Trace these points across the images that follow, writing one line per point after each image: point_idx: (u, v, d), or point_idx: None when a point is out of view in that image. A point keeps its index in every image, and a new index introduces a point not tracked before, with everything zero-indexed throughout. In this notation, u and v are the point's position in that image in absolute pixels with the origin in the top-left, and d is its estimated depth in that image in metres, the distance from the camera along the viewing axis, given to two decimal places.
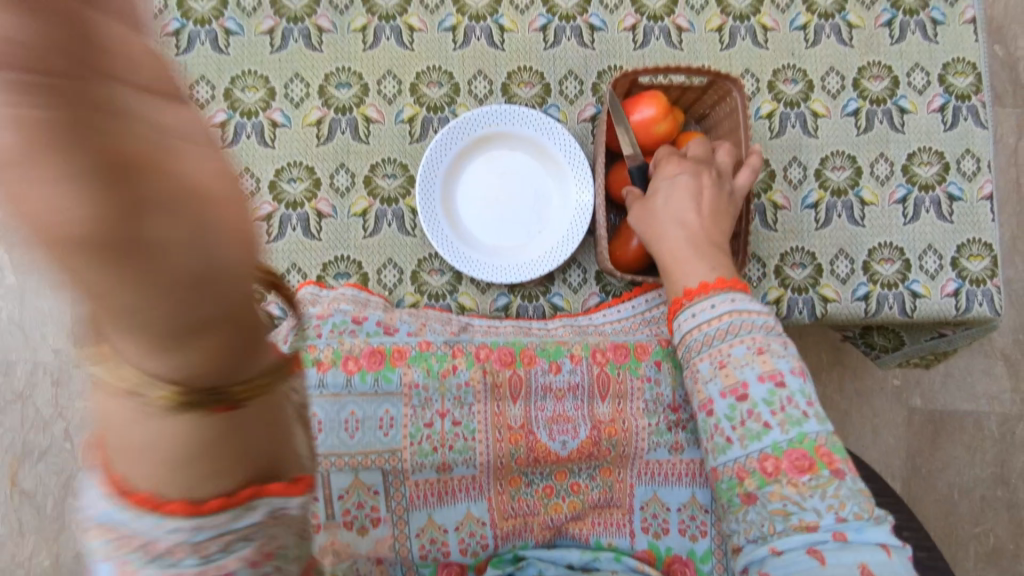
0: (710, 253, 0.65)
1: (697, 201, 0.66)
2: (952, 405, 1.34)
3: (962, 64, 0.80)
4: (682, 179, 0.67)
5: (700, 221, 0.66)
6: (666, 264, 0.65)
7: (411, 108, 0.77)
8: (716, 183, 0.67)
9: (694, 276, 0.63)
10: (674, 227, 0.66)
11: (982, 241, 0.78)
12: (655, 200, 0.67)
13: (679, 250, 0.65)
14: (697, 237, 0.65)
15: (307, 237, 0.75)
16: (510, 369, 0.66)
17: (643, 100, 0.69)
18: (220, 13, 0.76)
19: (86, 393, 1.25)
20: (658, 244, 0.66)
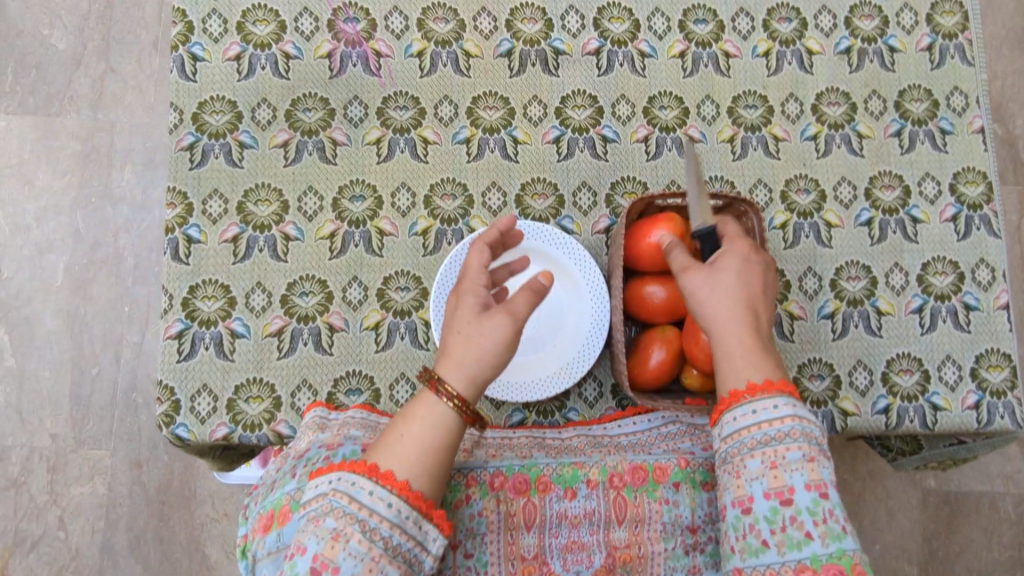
0: (761, 341, 0.58)
1: (750, 284, 0.59)
2: (966, 486, 1.31)
3: (972, 173, 0.80)
4: (736, 257, 0.60)
5: (755, 307, 0.59)
6: (719, 348, 0.58)
7: (424, 220, 0.77)
8: (762, 266, 0.61)
9: (754, 371, 0.56)
10: (731, 312, 0.58)
11: (1000, 351, 0.77)
12: (727, 278, 0.59)
13: (738, 334, 0.57)
14: (753, 326, 0.58)
15: (319, 351, 0.74)
16: (524, 497, 0.61)
17: (658, 223, 0.67)
18: (235, 126, 0.76)
19: (82, 478, 1.22)
20: (710, 324, 0.58)
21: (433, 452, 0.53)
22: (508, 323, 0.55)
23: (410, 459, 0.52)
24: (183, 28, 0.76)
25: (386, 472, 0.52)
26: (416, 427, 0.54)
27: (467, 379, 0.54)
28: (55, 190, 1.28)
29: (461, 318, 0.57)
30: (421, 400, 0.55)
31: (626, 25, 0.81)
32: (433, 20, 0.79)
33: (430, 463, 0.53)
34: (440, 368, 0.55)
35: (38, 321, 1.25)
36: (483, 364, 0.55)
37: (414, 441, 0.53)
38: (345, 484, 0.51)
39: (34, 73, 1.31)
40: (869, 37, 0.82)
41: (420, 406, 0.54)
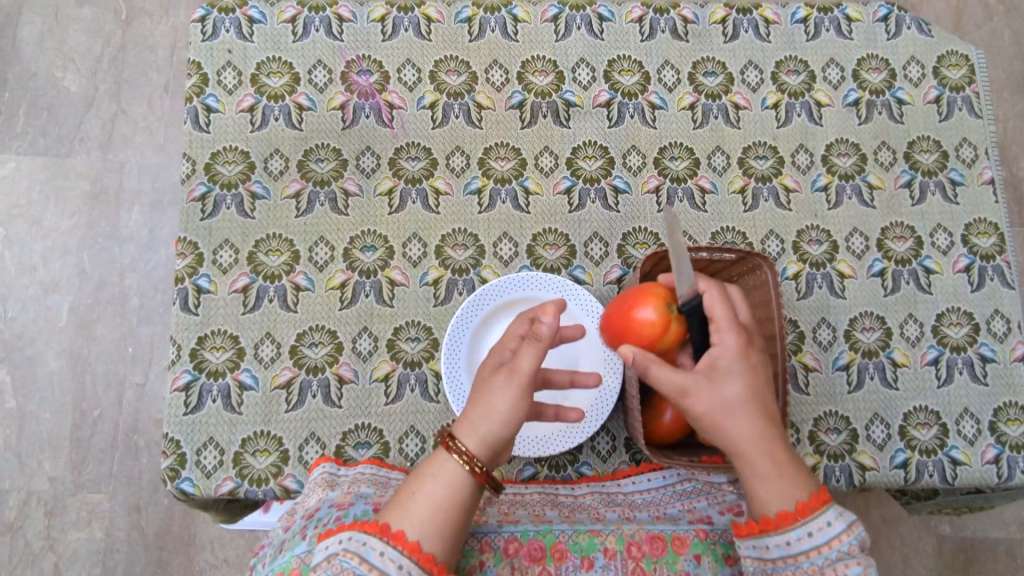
0: (785, 444, 0.57)
1: (756, 391, 0.57)
2: (983, 533, 1.28)
3: (983, 224, 0.80)
4: (734, 363, 0.57)
5: (771, 413, 0.57)
6: (748, 469, 0.56)
7: (435, 270, 0.76)
8: (756, 356, 0.59)
9: (791, 488, 0.55)
10: (753, 435, 0.56)
11: (1018, 405, 0.76)
12: (737, 388, 0.56)
13: (768, 453, 0.56)
14: (776, 434, 0.57)
15: (328, 403, 0.72)
16: (540, 565, 0.58)
17: (644, 299, 0.61)
18: (247, 177, 0.76)
19: (80, 523, 1.19)
20: (734, 450, 0.56)
21: (445, 512, 0.51)
22: (517, 380, 0.54)
23: (421, 520, 0.50)
24: (198, 80, 0.77)
25: (397, 532, 0.49)
26: (429, 484, 0.52)
27: (479, 439, 0.53)
28: (63, 230, 1.29)
29: (480, 375, 0.57)
30: (435, 459, 0.53)
31: (637, 78, 0.81)
32: (445, 72, 0.80)
33: (439, 524, 0.50)
34: (454, 427, 0.54)
35: (41, 362, 1.24)
36: (493, 422, 0.53)
37: (425, 500, 0.51)
38: (355, 544, 0.49)
39: (46, 114, 1.32)
40: (877, 90, 0.83)
41: (433, 464, 0.53)
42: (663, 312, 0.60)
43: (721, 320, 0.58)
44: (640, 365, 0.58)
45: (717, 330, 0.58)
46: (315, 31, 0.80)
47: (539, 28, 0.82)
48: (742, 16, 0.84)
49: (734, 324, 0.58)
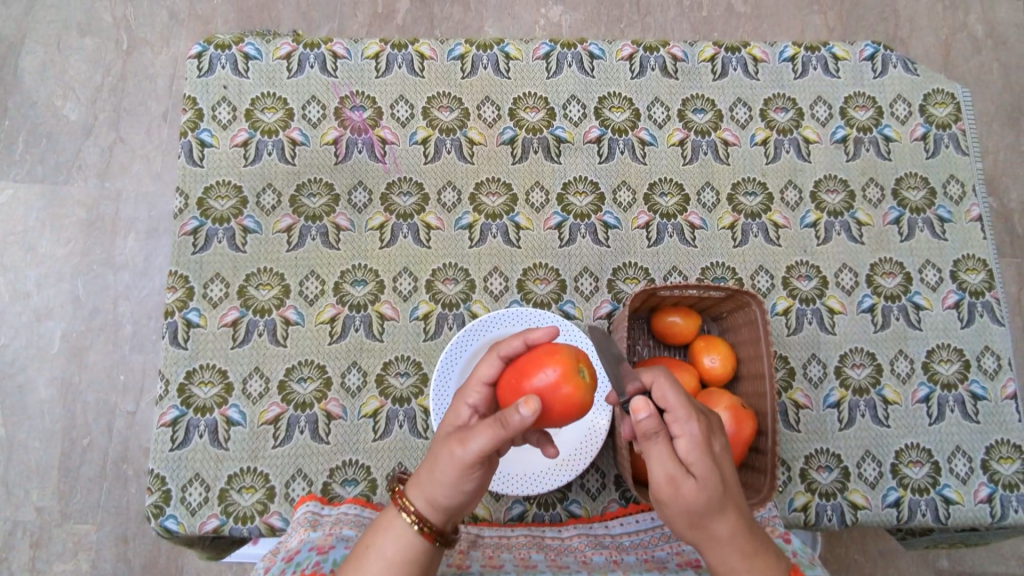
0: (758, 531, 0.51)
1: (727, 482, 0.50)
2: (981, 567, 1.26)
3: (972, 260, 0.80)
4: (701, 453, 0.50)
5: (740, 503, 0.51)
6: (724, 566, 0.49)
7: (426, 304, 0.77)
8: (719, 442, 0.52)
9: None
10: (728, 531, 0.49)
11: (1010, 442, 0.76)
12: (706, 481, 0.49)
13: (742, 549, 0.49)
14: (749, 526, 0.50)
15: (316, 439, 0.72)
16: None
17: (544, 361, 0.56)
18: (240, 211, 0.76)
19: (66, 555, 1.18)
20: (710, 547, 0.50)
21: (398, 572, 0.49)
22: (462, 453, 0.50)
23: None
24: (193, 114, 0.78)
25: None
26: (383, 540, 0.51)
27: (428, 501, 0.51)
28: (58, 257, 1.29)
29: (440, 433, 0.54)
30: (388, 513, 0.52)
31: (627, 114, 0.82)
32: (438, 109, 0.81)
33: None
34: (409, 482, 0.53)
35: (31, 389, 1.23)
36: (440, 488, 0.50)
37: (377, 557, 0.50)
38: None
39: (45, 142, 1.33)
40: (865, 127, 0.84)
41: (387, 519, 0.52)
42: (570, 372, 0.55)
43: (679, 408, 0.51)
44: (620, 452, 0.50)
45: (678, 417, 0.51)
46: (310, 68, 0.81)
47: (530, 66, 0.83)
48: (731, 54, 0.85)
49: (692, 407, 0.51)
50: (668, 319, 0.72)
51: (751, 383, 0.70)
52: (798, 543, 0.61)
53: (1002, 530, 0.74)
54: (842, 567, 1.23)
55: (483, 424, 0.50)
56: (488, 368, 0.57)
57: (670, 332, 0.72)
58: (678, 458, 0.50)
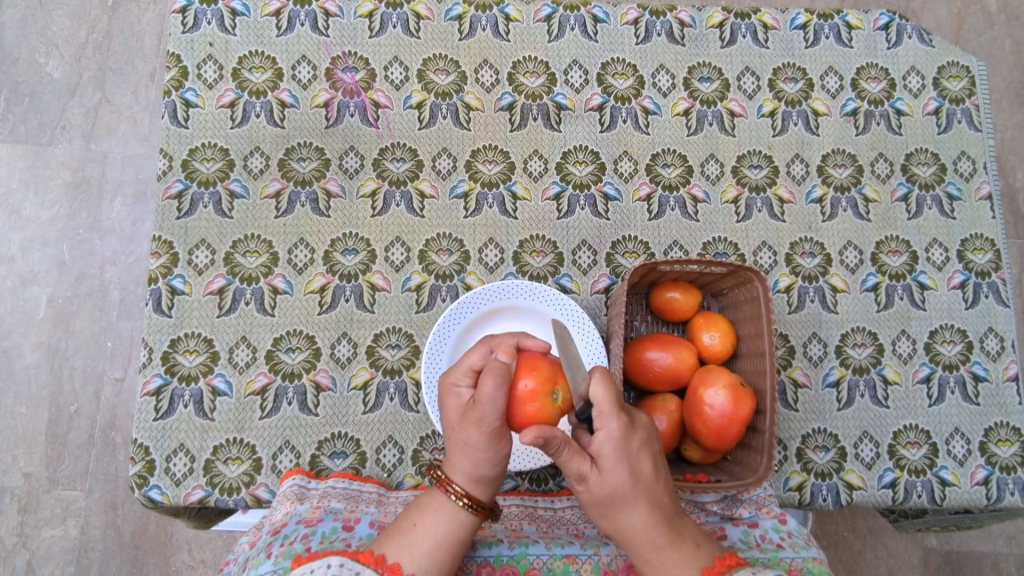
0: (676, 521, 0.52)
1: (642, 476, 0.51)
2: (968, 546, 1.27)
3: (980, 240, 0.78)
4: (613, 449, 0.50)
5: (659, 497, 0.51)
6: (637, 554, 0.51)
7: (418, 275, 0.74)
8: (643, 437, 0.52)
9: (684, 565, 0.50)
10: (641, 523, 0.50)
11: (1009, 425, 0.75)
12: (617, 478, 0.50)
13: (650, 540, 0.51)
14: (665, 518, 0.51)
15: (304, 411, 0.70)
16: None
17: (522, 373, 0.55)
18: (226, 175, 0.73)
19: (54, 520, 1.17)
20: (624, 536, 0.52)
21: (444, 547, 0.50)
22: (486, 420, 0.50)
23: (417, 554, 0.49)
24: (177, 72, 0.74)
25: (393, 564, 0.49)
26: (431, 516, 0.51)
27: (472, 478, 0.52)
28: (42, 221, 1.26)
29: (451, 416, 0.53)
30: (433, 494, 0.53)
31: (631, 81, 0.79)
32: (434, 71, 0.78)
33: (437, 561, 0.50)
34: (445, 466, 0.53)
35: (17, 354, 1.21)
36: (484, 464, 0.51)
37: (427, 533, 0.50)
38: (347, 572, 0.48)
39: (28, 101, 1.29)
40: (876, 100, 0.81)
41: (432, 498, 0.52)
42: (546, 387, 0.55)
43: (597, 407, 0.51)
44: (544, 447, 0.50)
45: (597, 415, 0.51)
46: (300, 25, 0.77)
47: (531, 28, 0.79)
48: (740, 21, 0.82)
49: (619, 404, 0.51)
50: (668, 295, 0.70)
51: (752, 361, 0.69)
52: (794, 523, 0.60)
53: (997, 513, 0.74)
54: (831, 543, 1.23)
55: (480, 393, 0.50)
56: (478, 355, 0.54)
57: (670, 308, 0.70)
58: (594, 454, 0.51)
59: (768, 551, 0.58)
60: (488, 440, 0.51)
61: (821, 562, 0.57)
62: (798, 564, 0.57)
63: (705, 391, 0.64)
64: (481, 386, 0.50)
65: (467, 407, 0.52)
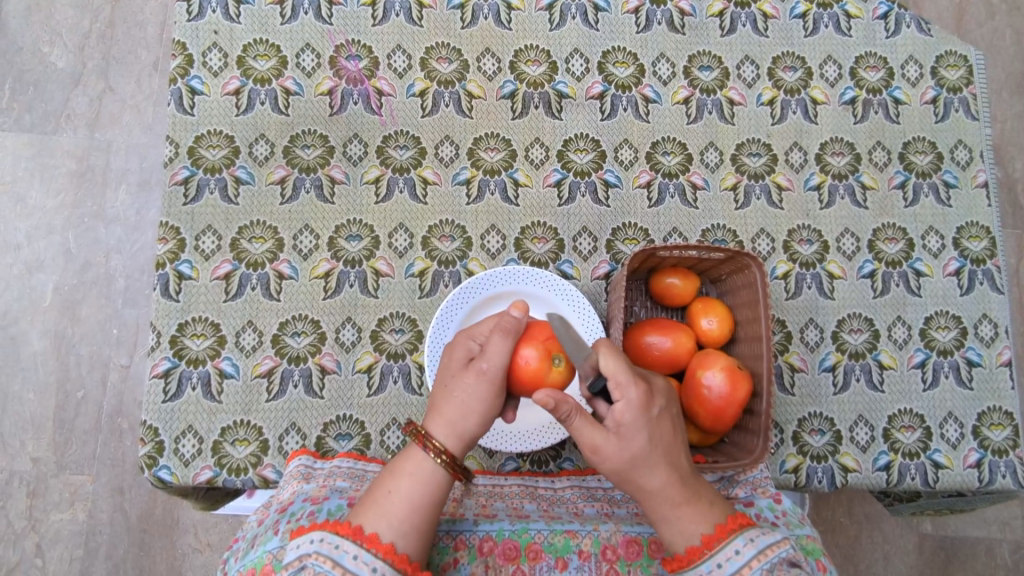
0: (692, 481, 0.53)
1: (661, 440, 0.53)
2: (963, 531, 1.29)
3: (975, 228, 0.80)
4: (633, 416, 0.52)
5: (677, 458, 0.53)
6: (655, 513, 0.53)
7: (421, 261, 0.75)
8: (659, 404, 0.54)
9: (699, 521, 0.52)
10: (659, 484, 0.52)
11: (1002, 409, 0.76)
12: (636, 443, 0.52)
13: (668, 499, 0.52)
14: (682, 479, 0.53)
15: (310, 394, 0.71)
16: (513, 565, 0.56)
17: (525, 342, 0.57)
18: (232, 161, 0.75)
19: (63, 504, 1.19)
20: (642, 497, 0.53)
21: (420, 511, 0.52)
22: (490, 372, 0.55)
23: (394, 521, 0.51)
24: (183, 60, 0.75)
25: (370, 534, 0.50)
26: (405, 483, 0.53)
27: (454, 434, 0.54)
28: (47, 209, 1.27)
29: (449, 370, 0.56)
30: (408, 457, 0.54)
31: (631, 70, 0.80)
32: (436, 60, 0.79)
33: (415, 525, 0.51)
34: (427, 424, 0.55)
35: (25, 341, 1.23)
36: (471, 419, 0.54)
37: (403, 499, 0.52)
38: (328, 547, 0.49)
39: (32, 90, 1.30)
40: (875, 89, 0.82)
41: (406, 462, 0.54)
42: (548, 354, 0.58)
43: (618, 375, 0.53)
44: (554, 412, 0.52)
45: (617, 383, 0.53)
46: (304, 14, 0.78)
47: (532, 17, 0.80)
48: (740, 10, 0.82)
49: (634, 373, 0.53)
50: (666, 281, 0.71)
51: (748, 346, 0.70)
52: (788, 503, 0.62)
53: (990, 496, 0.75)
54: (828, 528, 1.25)
55: (490, 345, 0.55)
56: (488, 324, 0.59)
57: (668, 294, 0.72)
58: (612, 422, 0.52)
59: None
60: (483, 395, 0.54)
61: (814, 540, 0.58)
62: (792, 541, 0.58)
63: (703, 374, 0.65)
64: (492, 340, 0.55)
65: (472, 361, 0.56)
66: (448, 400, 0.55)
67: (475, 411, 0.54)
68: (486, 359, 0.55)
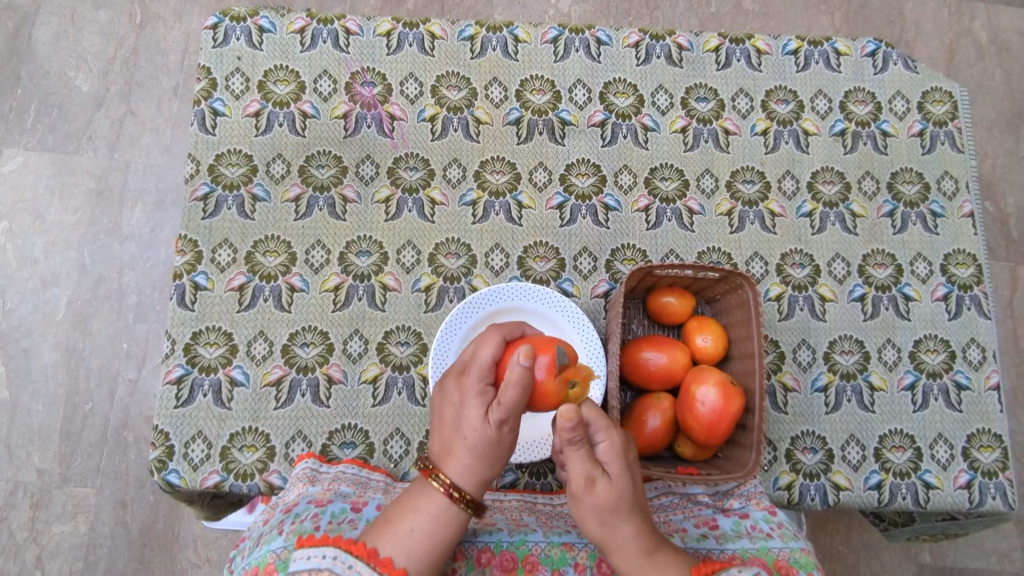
0: (657, 531, 0.56)
1: (636, 487, 0.55)
2: (962, 564, 1.28)
3: (962, 255, 0.83)
4: (618, 458, 0.54)
5: (645, 508, 0.55)
6: (625, 561, 0.54)
7: (428, 277, 0.79)
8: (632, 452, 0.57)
9: (669, 567, 0.53)
10: (633, 530, 0.54)
11: (991, 432, 0.78)
12: (619, 483, 0.53)
13: (641, 546, 0.54)
14: (651, 527, 0.55)
15: (317, 403, 0.74)
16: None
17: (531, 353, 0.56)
18: (250, 179, 0.78)
19: (64, 516, 1.20)
20: (614, 542, 0.54)
21: (438, 547, 0.53)
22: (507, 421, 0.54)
23: (409, 548, 0.52)
24: (206, 84, 0.80)
25: (384, 559, 0.52)
26: (425, 517, 0.54)
27: (477, 480, 0.55)
28: (65, 226, 1.31)
29: (468, 417, 0.55)
30: (427, 494, 0.55)
31: (631, 100, 0.84)
32: (446, 87, 0.83)
33: (431, 558, 0.53)
34: (447, 470, 0.55)
35: (36, 353, 1.25)
36: (493, 466, 0.56)
37: (420, 530, 0.53)
38: (340, 565, 0.52)
39: (57, 112, 1.35)
40: (863, 121, 0.86)
41: (427, 500, 0.55)
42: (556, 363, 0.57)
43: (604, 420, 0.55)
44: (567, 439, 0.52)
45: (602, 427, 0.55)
46: (322, 43, 0.83)
47: (538, 49, 0.85)
48: (735, 46, 0.87)
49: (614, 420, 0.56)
50: (663, 300, 0.74)
51: (743, 362, 0.72)
52: (783, 516, 0.64)
53: (980, 517, 0.77)
54: (825, 556, 1.25)
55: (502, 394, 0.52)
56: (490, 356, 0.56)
57: (665, 312, 0.74)
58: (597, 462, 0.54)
59: (757, 541, 0.61)
60: (505, 438, 0.55)
61: (808, 552, 0.60)
62: (785, 553, 0.60)
63: (697, 388, 0.68)
64: (505, 394, 0.52)
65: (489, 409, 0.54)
66: (471, 450, 0.55)
67: (496, 454, 0.56)
68: (503, 411, 0.53)
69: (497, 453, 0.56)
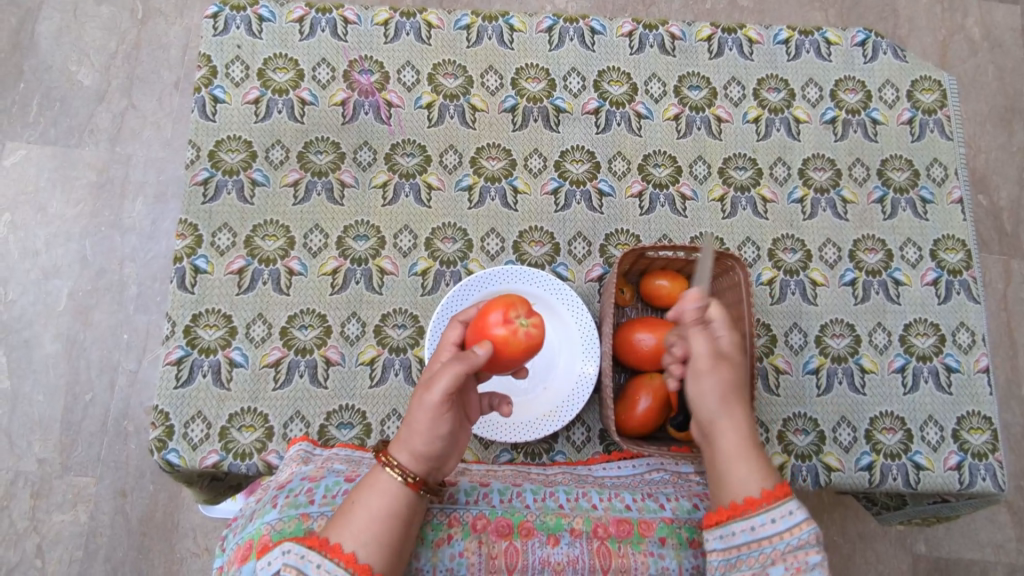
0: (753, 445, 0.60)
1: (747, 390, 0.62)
2: (956, 553, 1.29)
3: (952, 240, 0.84)
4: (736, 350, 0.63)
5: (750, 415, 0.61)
6: (724, 446, 0.58)
7: (424, 261, 0.80)
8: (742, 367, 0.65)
9: (756, 471, 0.57)
10: (742, 416, 0.59)
11: (981, 414, 0.79)
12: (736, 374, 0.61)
13: (747, 436, 0.59)
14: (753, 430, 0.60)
15: (315, 384, 0.75)
16: (506, 541, 0.58)
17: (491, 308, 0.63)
18: (249, 165, 0.80)
19: (65, 505, 1.21)
20: (720, 424, 0.59)
21: (384, 524, 0.52)
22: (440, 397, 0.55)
23: (354, 530, 0.52)
24: (207, 71, 0.81)
25: (334, 545, 0.51)
26: (369, 495, 0.53)
27: (414, 456, 0.55)
28: (67, 217, 1.32)
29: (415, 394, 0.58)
30: (374, 473, 0.55)
31: (625, 88, 0.86)
32: (443, 75, 0.84)
33: (378, 536, 0.52)
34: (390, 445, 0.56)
35: (37, 344, 1.26)
36: (429, 444, 0.55)
37: (365, 511, 0.53)
38: (294, 557, 0.50)
39: (58, 105, 1.37)
40: (854, 109, 0.87)
41: (371, 480, 0.54)
42: (507, 315, 0.62)
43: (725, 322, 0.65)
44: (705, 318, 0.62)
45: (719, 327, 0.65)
46: (321, 32, 0.84)
47: (533, 38, 0.86)
48: (727, 35, 0.88)
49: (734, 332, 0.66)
50: (656, 282, 0.76)
51: None
52: None
53: (970, 498, 0.77)
54: None
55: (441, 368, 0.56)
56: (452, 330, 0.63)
57: (658, 295, 0.76)
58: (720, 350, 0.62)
59: None
60: (438, 416, 0.55)
61: None
62: None
63: None
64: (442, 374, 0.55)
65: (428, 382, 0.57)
66: (411, 427, 0.55)
67: (433, 429, 0.55)
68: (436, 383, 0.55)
69: (435, 429, 0.55)
